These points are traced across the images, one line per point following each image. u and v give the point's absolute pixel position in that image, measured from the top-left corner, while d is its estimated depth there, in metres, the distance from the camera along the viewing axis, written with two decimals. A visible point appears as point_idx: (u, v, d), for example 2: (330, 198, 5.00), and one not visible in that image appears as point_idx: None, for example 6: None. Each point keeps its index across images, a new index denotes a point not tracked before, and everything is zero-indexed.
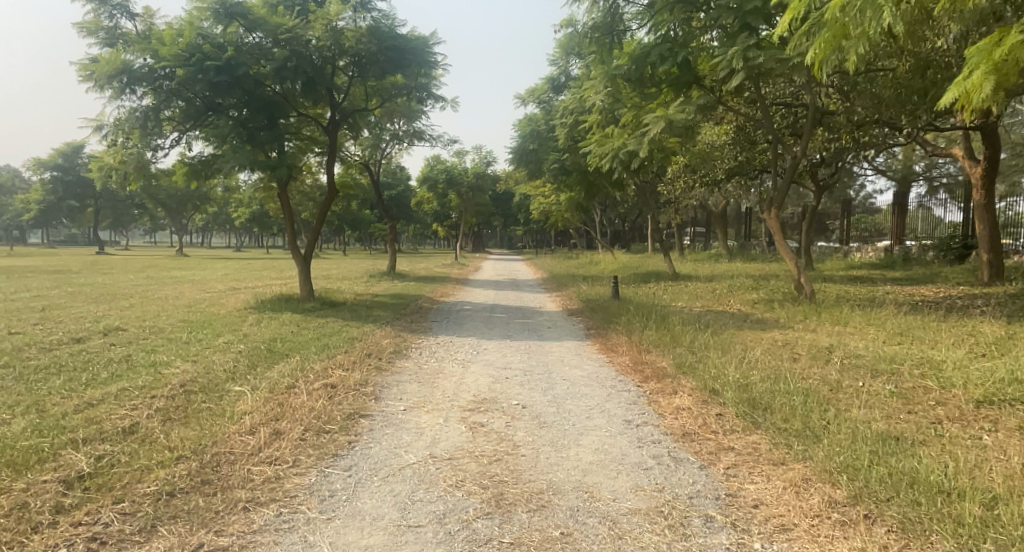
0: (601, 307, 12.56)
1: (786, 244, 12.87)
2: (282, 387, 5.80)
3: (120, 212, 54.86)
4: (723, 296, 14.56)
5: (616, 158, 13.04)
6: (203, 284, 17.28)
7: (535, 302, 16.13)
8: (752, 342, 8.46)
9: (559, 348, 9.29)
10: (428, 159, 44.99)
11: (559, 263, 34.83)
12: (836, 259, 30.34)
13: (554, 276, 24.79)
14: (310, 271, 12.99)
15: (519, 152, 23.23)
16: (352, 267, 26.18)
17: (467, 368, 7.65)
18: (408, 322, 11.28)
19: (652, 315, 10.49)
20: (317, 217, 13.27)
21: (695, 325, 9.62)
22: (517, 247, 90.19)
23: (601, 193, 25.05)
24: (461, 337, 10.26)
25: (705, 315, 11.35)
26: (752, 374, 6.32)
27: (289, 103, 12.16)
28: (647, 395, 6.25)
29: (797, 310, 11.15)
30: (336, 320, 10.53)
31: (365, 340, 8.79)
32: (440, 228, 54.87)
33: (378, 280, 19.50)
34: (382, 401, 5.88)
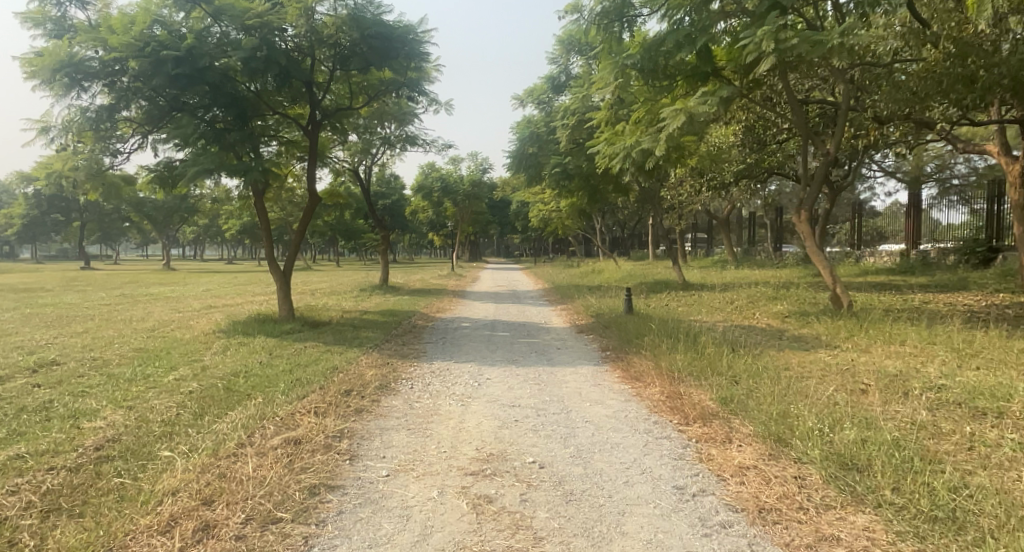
0: (615, 324, 11.30)
1: (818, 251, 11.65)
2: (230, 448, 4.51)
3: (107, 225, 53.41)
4: (745, 308, 13.31)
5: (628, 159, 11.82)
6: (177, 302, 15.93)
7: (539, 317, 14.87)
8: (802, 369, 7.20)
9: (573, 375, 8.03)
10: (423, 167, 43.88)
11: (560, 272, 33.58)
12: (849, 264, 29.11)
13: (557, 287, 23.52)
14: (291, 288, 11.67)
15: (518, 157, 21.99)
16: (343, 281, 24.84)
17: (467, 406, 6.36)
18: (399, 345, 9.97)
19: (676, 334, 9.25)
20: (298, 229, 11.89)
21: (727, 347, 8.38)
22: (514, 255, 88.86)
23: (604, 198, 23.84)
24: (459, 362, 8.97)
25: (733, 333, 10.09)
26: (823, 417, 5.08)
27: (263, 103, 11.07)
28: (694, 447, 4.97)
29: (838, 326, 9.92)
30: (317, 345, 9.23)
31: (347, 372, 7.49)
32: (436, 236, 53.76)
33: (369, 294, 18.23)
34: (359, 463, 4.58)
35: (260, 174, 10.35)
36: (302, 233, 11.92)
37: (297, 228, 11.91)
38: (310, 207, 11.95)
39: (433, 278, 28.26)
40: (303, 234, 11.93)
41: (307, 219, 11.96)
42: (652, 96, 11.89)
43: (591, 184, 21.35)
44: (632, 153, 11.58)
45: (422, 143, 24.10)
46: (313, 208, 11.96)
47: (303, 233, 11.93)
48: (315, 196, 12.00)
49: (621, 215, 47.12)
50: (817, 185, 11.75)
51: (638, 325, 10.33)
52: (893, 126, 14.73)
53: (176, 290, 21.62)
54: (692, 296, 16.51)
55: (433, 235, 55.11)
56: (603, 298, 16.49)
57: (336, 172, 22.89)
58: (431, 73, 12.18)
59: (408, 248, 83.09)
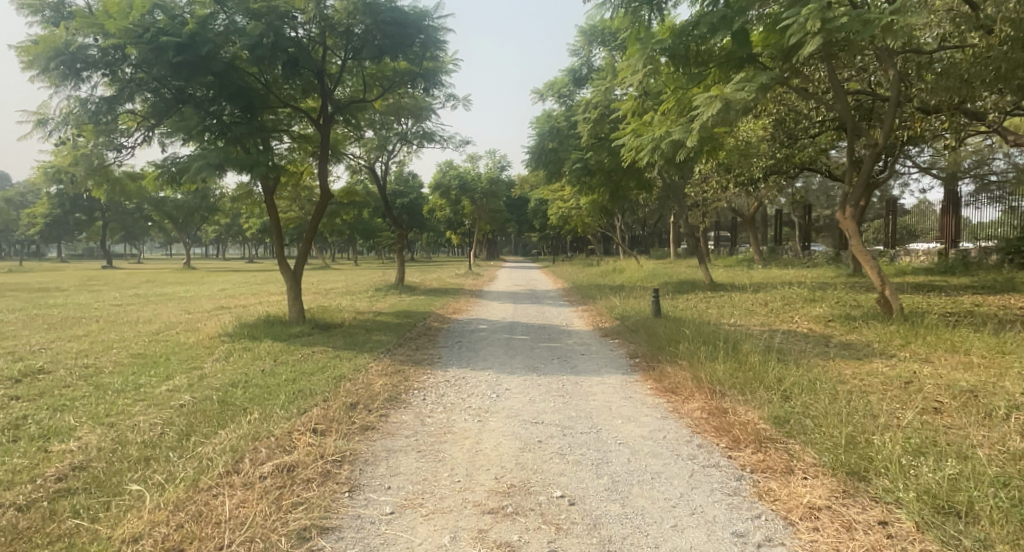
0: (644, 328, 10.58)
1: (863, 250, 10.81)
2: (213, 478, 3.91)
3: (129, 224, 53.76)
4: (782, 312, 12.51)
5: (657, 152, 11.08)
6: (188, 302, 15.50)
7: (561, 319, 14.19)
8: (861, 385, 6.47)
9: (602, 385, 7.33)
10: (441, 165, 43.43)
11: (581, 271, 32.81)
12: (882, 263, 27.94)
13: (578, 286, 22.79)
14: (301, 288, 11.09)
15: (538, 153, 21.27)
16: (359, 280, 24.35)
17: (486, 423, 5.71)
18: (413, 350, 9.36)
19: (712, 341, 8.49)
20: (309, 227, 11.29)
21: (770, 356, 7.62)
22: (533, 254, 88.14)
23: (627, 195, 23.05)
24: (477, 370, 8.33)
25: (774, 339, 9.33)
26: (903, 447, 4.33)
27: (272, 94, 10.57)
28: (750, 480, 4.30)
29: (890, 333, 9.11)
30: (326, 351, 8.65)
31: (355, 382, 6.86)
32: (454, 235, 53.37)
33: (385, 295, 17.67)
34: (360, 496, 3.96)
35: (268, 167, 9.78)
36: (314, 232, 11.32)
37: (308, 226, 11.32)
38: (321, 204, 11.37)
39: (451, 277, 27.61)
40: (315, 233, 11.33)
41: (319, 217, 11.36)
42: (682, 84, 11.14)
43: (613, 180, 20.59)
44: (661, 146, 10.85)
45: (440, 139, 23.52)
46: (324, 206, 11.36)
47: (314, 231, 11.32)
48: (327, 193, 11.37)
49: (642, 213, 46.21)
50: (863, 178, 10.88)
51: (670, 330, 9.64)
52: (940, 118, 13.80)
53: (190, 289, 21.28)
54: (722, 298, 15.70)
55: (451, 233, 54.65)
56: (628, 299, 15.75)
57: (352, 169, 22.37)
58: (447, 62, 11.59)
59: (427, 247, 82.78)
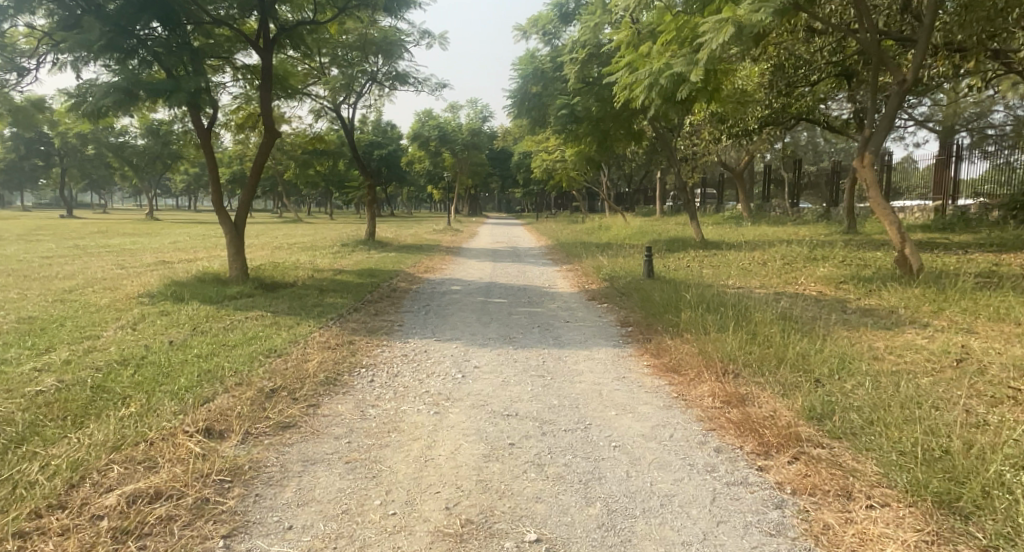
0: (636, 292, 9.36)
1: (883, 202, 9.60)
2: (16, 523, 2.63)
3: (90, 173, 50.91)
4: (785, 273, 11.37)
5: (655, 88, 9.67)
6: (129, 256, 13.95)
7: (544, 278, 12.97)
8: (903, 366, 5.33)
9: (590, 362, 6.09)
10: (420, 114, 41.68)
11: (565, 227, 31.52)
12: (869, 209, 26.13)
13: (562, 243, 21.54)
14: (244, 242, 9.66)
15: (521, 98, 19.54)
16: (328, 234, 22.78)
17: (444, 416, 4.46)
18: (370, 316, 8.08)
19: (716, 310, 7.25)
20: (252, 171, 9.78)
21: (786, 327, 6.40)
22: (515, 210, 86.44)
23: (615, 146, 21.58)
24: (443, 340, 7.08)
25: (784, 304, 8.19)
26: (1007, 464, 3.17)
27: (199, 7, 8.87)
28: (799, 512, 3.12)
29: (916, 297, 7.98)
30: (265, 316, 7.29)
31: (287, 358, 5.54)
32: (435, 190, 51.58)
33: (353, 251, 16.25)
34: (242, 544, 2.70)
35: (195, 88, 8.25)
36: (258, 177, 9.81)
37: (250, 171, 9.80)
38: (265, 143, 9.81)
39: (428, 233, 26.17)
40: (260, 178, 9.82)
41: (262, 159, 9.83)
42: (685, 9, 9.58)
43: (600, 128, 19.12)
44: (660, 81, 9.43)
45: (414, 82, 21.72)
46: (269, 145, 9.81)
47: (258, 176, 9.81)
48: (271, 130, 9.81)
49: (628, 167, 44.74)
50: (886, 120, 9.54)
51: (666, 294, 8.42)
52: (964, 57, 12.45)
53: (141, 241, 19.59)
54: (716, 257, 14.51)
55: (431, 187, 52.75)
56: (616, 257, 14.52)
57: (318, 113, 20.59)
58: None
59: (408, 201, 80.63)
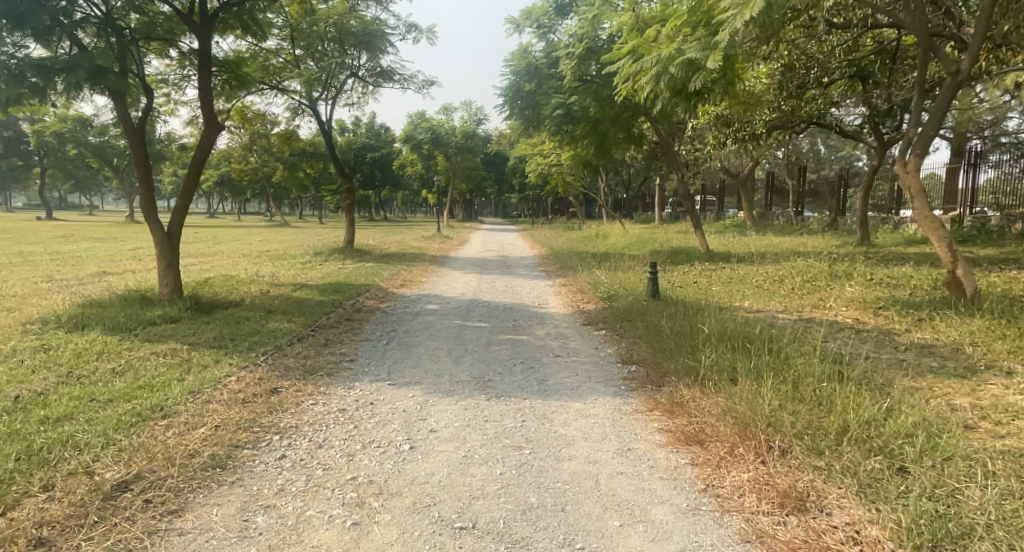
0: (640, 319, 7.90)
1: (930, 215, 8.17)
2: None
3: (73, 173, 49.11)
4: (807, 293, 9.99)
5: (663, 78, 8.19)
6: (68, 266, 12.44)
7: (534, 295, 11.56)
8: (1013, 442, 3.89)
9: (583, 424, 4.64)
10: (412, 116, 40.44)
11: (561, 235, 30.13)
12: (879, 215, 24.64)
13: (556, 253, 20.15)
14: (177, 253, 8.21)
15: (512, 95, 17.97)
16: (308, 241, 21.28)
17: (366, 531, 3.00)
18: (317, 348, 6.63)
19: (739, 347, 5.82)
20: (190, 171, 8.36)
21: (837, 376, 4.97)
22: (511, 215, 85.17)
23: (614, 149, 20.16)
24: (399, 384, 5.63)
25: (820, 337, 6.78)
26: None
27: None
28: None
29: (982, 331, 6.57)
30: (176, 351, 5.80)
31: (173, 421, 4.07)
32: (429, 195, 50.12)
33: (326, 261, 14.81)
34: None
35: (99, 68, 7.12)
36: (197, 177, 8.38)
37: (188, 171, 8.38)
38: (206, 138, 8.40)
39: (414, 239, 24.72)
40: (199, 178, 8.40)
41: (203, 156, 8.42)
42: None
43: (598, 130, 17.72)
44: (670, 69, 7.90)
45: (400, 78, 20.26)
46: (211, 141, 8.40)
47: (198, 176, 8.39)
48: (213, 124, 8.41)
49: (627, 173, 43.37)
50: (935, 119, 8.14)
51: (677, 324, 6.98)
52: (1008, 50, 11.06)
53: (100, 247, 18.01)
54: (725, 273, 13.07)
55: (424, 191, 51.35)
56: (615, 272, 13.11)
57: (295, 111, 19.07)
58: None
59: (403, 205, 79.21)
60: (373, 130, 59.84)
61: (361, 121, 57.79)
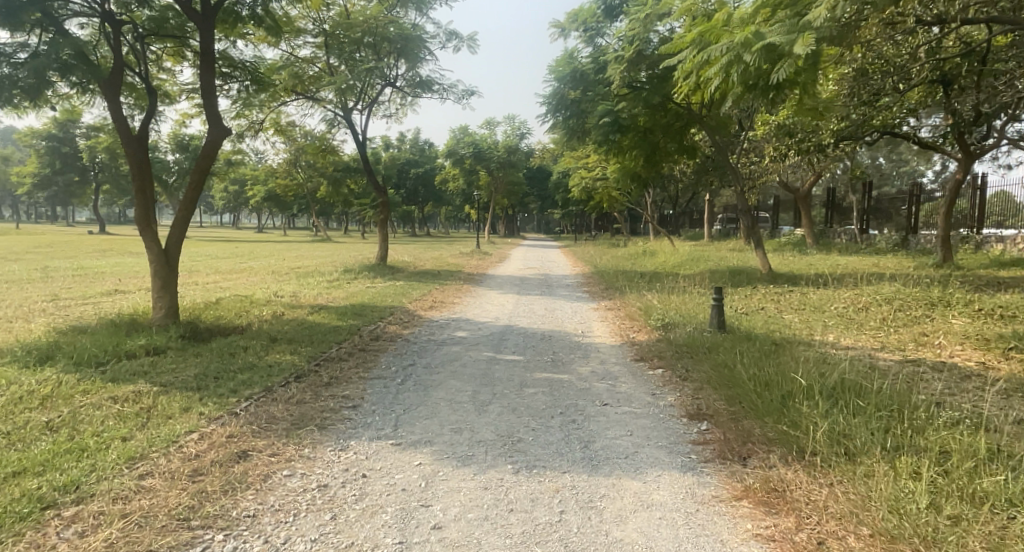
0: (707, 358, 6.51)
1: None
2: None
3: (126, 188, 50.08)
4: (903, 326, 8.48)
5: (736, 69, 6.77)
6: (84, 282, 11.80)
7: (578, 321, 10.30)
8: None
9: (646, 520, 3.36)
10: (454, 130, 40.10)
11: (606, 252, 28.75)
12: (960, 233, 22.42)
13: (602, 271, 18.83)
14: (174, 271, 7.29)
15: (556, 102, 16.75)
16: (342, 257, 20.52)
17: None
18: (318, 390, 5.52)
19: (849, 408, 4.43)
20: (193, 180, 7.43)
21: (1002, 455, 3.58)
22: (554, 232, 84.02)
23: (665, 160, 18.76)
24: (408, 443, 4.45)
25: (945, 388, 5.33)
26: None
27: None
28: None
29: None
30: (141, 395, 4.77)
31: (83, 511, 3.04)
32: (472, 210, 49.43)
33: (355, 279, 13.88)
34: None
35: (70, 57, 6.77)
36: (199, 186, 7.47)
37: (190, 180, 7.44)
38: (209, 142, 7.47)
39: (452, 256, 23.79)
40: (202, 188, 7.46)
41: (207, 163, 7.49)
42: None
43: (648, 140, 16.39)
44: (746, 57, 6.52)
45: (440, 89, 19.44)
46: (215, 145, 7.47)
47: (201, 185, 7.47)
48: (218, 126, 7.51)
49: (676, 188, 41.65)
50: None
51: (757, 370, 5.59)
52: None
53: (131, 262, 17.62)
54: (796, 299, 11.55)
55: (466, 206, 50.74)
56: (669, 294, 11.74)
57: (331, 123, 18.43)
58: None
59: (445, 220, 78.96)
60: (417, 146, 59.76)
61: (404, 137, 57.76)
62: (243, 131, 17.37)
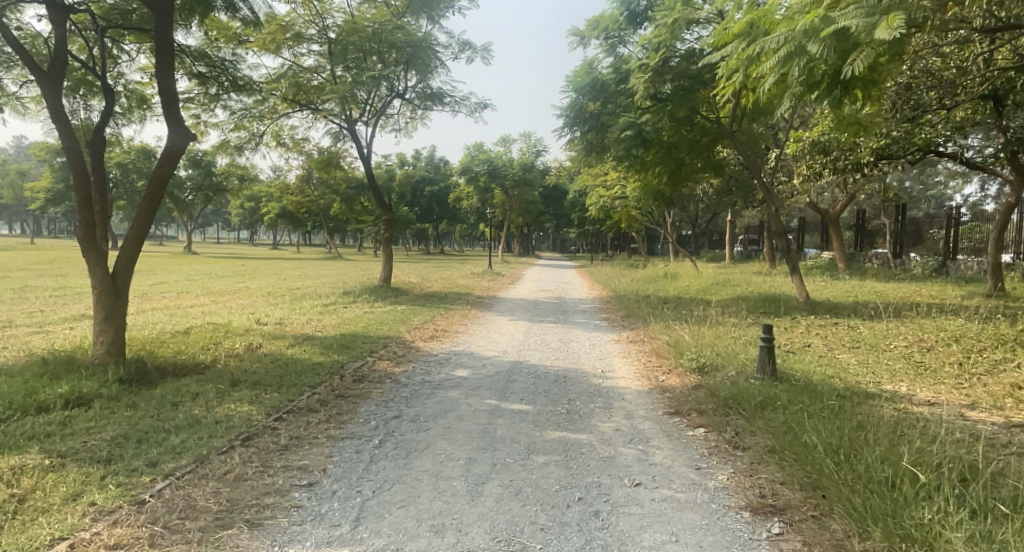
0: (765, 418, 5.21)
1: None
2: None
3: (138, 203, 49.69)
4: (987, 374, 7.10)
5: (797, 64, 5.62)
6: (54, 305, 10.78)
7: (597, 356, 9.04)
8: None
9: None
10: (469, 147, 39.42)
11: (625, 274, 27.44)
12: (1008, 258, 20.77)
13: (621, 296, 17.53)
14: (122, 299, 6.25)
15: (574, 115, 15.66)
16: (346, 278, 19.42)
17: None
18: (267, 459, 4.31)
19: (995, 523, 3.16)
20: (148, 193, 6.34)
21: None
22: (570, 251, 82.90)
23: (689, 178, 17.51)
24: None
25: None
26: None
27: None
28: None
29: None
30: (24, 474, 3.65)
31: None
32: (486, 229, 48.45)
33: (352, 303, 12.75)
34: None
35: (9, 55, 6.74)
36: (156, 200, 6.39)
37: (145, 192, 6.34)
38: (169, 148, 6.43)
39: (462, 276, 22.70)
40: (158, 202, 6.39)
41: (165, 172, 6.42)
42: None
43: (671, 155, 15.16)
44: (811, 48, 5.35)
45: (451, 101, 18.44)
46: (174, 152, 6.44)
47: (157, 199, 6.38)
48: (180, 130, 6.49)
49: (697, 208, 40.33)
50: None
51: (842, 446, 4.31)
52: None
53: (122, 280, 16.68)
54: (848, 336, 10.18)
55: (481, 224, 49.74)
56: (699, 326, 10.45)
57: (336, 136, 17.45)
58: None
59: (460, 238, 78.17)
60: (433, 163, 59.02)
61: (420, 154, 57.05)
62: (242, 143, 16.37)
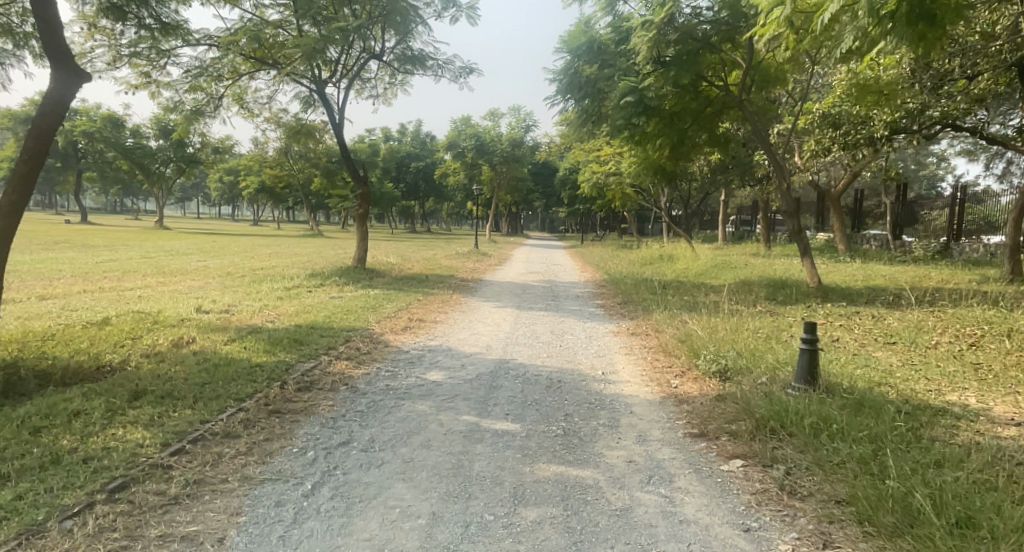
0: (825, 453, 3.95)
1: None
2: None
3: (110, 177, 47.60)
4: None
5: None
6: None
7: (594, 353, 7.77)
8: None
9: None
10: (456, 121, 37.63)
11: (618, 254, 26.19)
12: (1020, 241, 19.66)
13: (615, 279, 16.27)
14: None
15: (568, 81, 14.22)
16: (319, 257, 17.98)
17: None
18: (136, 526, 3.00)
19: None
20: (26, 149, 4.95)
21: None
22: (560, 230, 81.42)
23: (691, 152, 16.18)
24: None
25: None
26: None
27: None
28: None
29: None
30: None
31: None
32: (474, 207, 46.99)
33: (318, 287, 11.36)
34: None
35: None
36: (39, 158, 5.02)
37: (23, 149, 4.94)
38: (53, 92, 5.09)
39: (446, 257, 21.29)
40: (42, 161, 5.02)
41: (50, 122, 5.06)
42: None
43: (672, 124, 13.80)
44: None
45: (433, 65, 16.92)
46: (61, 98, 5.11)
47: (40, 157, 5.01)
48: (66, 70, 5.15)
49: (691, 187, 39.05)
50: None
51: (955, 512, 3.08)
52: None
53: (69, 258, 15.18)
54: (877, 328, 8.94)
55: (468, 202, 48.27)
56: (708, 317, 9.19)
57: (305, 102, 15.93)
58: None
59: (447, 216, 76.36)
60: (418, 138, 57.24)
61: (405, 128, 55.27)
62: (200, 107, 14.78)
